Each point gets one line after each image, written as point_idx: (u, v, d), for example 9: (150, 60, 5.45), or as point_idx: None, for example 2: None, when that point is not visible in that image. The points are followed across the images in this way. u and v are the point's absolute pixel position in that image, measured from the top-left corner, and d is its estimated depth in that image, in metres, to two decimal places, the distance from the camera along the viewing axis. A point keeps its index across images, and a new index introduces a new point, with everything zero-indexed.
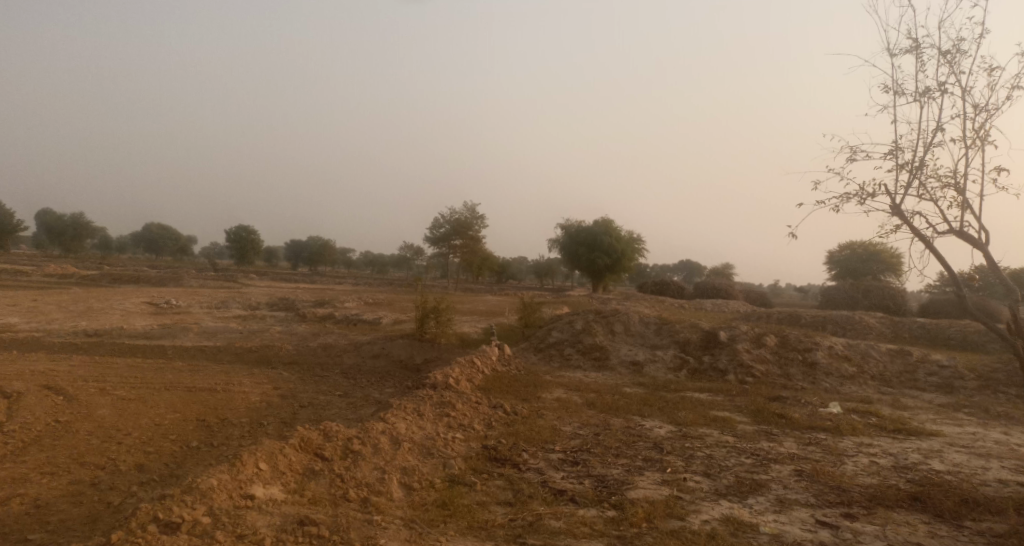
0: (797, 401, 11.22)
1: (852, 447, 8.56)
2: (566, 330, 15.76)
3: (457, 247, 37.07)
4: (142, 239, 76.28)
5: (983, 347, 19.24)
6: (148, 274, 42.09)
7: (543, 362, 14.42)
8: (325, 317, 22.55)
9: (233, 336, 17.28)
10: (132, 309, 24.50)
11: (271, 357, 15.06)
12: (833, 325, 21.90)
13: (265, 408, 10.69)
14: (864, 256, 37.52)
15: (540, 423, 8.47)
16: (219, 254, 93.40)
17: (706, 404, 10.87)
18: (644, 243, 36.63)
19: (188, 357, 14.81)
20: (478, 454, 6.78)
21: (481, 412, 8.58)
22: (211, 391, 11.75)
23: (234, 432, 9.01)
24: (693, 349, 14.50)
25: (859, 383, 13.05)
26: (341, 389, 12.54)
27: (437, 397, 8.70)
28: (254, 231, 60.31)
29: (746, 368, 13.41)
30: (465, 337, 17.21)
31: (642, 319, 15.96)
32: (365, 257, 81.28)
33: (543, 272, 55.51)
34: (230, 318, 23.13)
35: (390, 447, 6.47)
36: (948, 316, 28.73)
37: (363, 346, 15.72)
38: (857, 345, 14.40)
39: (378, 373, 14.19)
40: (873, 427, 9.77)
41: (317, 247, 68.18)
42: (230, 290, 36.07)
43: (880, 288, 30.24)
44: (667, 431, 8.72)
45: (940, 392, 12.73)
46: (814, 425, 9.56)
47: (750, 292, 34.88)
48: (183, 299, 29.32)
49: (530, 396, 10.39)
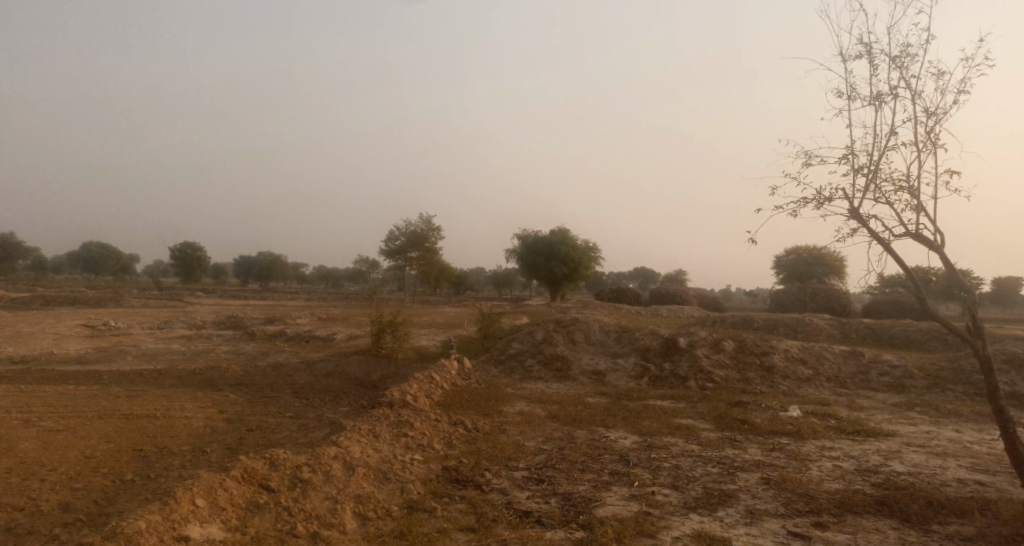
0: (757, 405, 11.16)
1: (816, 451, 8.47)
2: (526, 341, 15.50)
3: (412, 259, 36.56)
4: (82, 259, 73.50)
5: (928, 345, 19.69)
6: (87, 295, 40.41)
7: (503, 374, 14.12)
8: (276, 334, 21.84)
9: (176, 357, 16.51)
10: (68, 333, 23.33)
11: (217, 379, 14.40)
12: (785, 327, 22.18)
13: (209, 435, 10.13)
14: (809, 259, 38.34)
15: (503, 439, 8.16)
16: (164, 273, 90.54)
17: (668, 411, 10.72)
18: (599, 252, 36.74)
19: (127, 382, 14.05)
20: (438, 476, 6.42)
21: (441, 430, 8.23)
22: (151, 418, 11.10)
23: (173, 463, 8.49)
24: (653, 356, 14.39)
25: (816, 386, 13.11)
26: (293, 411, 12.01)
27: (395, 415, 8.32)
28: (201, 247, 58.65)
29: (706, 373, 13.35)
30: (422, 351, 16.79)
31: (601, 327, 15.81)
32: (318, 272, 79.80)
33: (499, 282, 55.30)
34: (175, 338, 22.22)
35: (343, 473, 6.08)
36: (891, 316, 29.50)
37: (316, 363, 15.17)
38: (812, 347, 14.49)
39: (332, 392, 13.67)
40: (834, 430, 9.74)
41: (267, 263, 66.65)
42: (175, 309, 34.82)
43: (825, 290, 30.86)
44: (632, 442, 8.50)
45: (893, 392, 12.88)
46: (776, 429, 9.47)
47: (703, 297, 35.25)
48: (125, 320, 28.10)
49: (491, 411, 10.07)
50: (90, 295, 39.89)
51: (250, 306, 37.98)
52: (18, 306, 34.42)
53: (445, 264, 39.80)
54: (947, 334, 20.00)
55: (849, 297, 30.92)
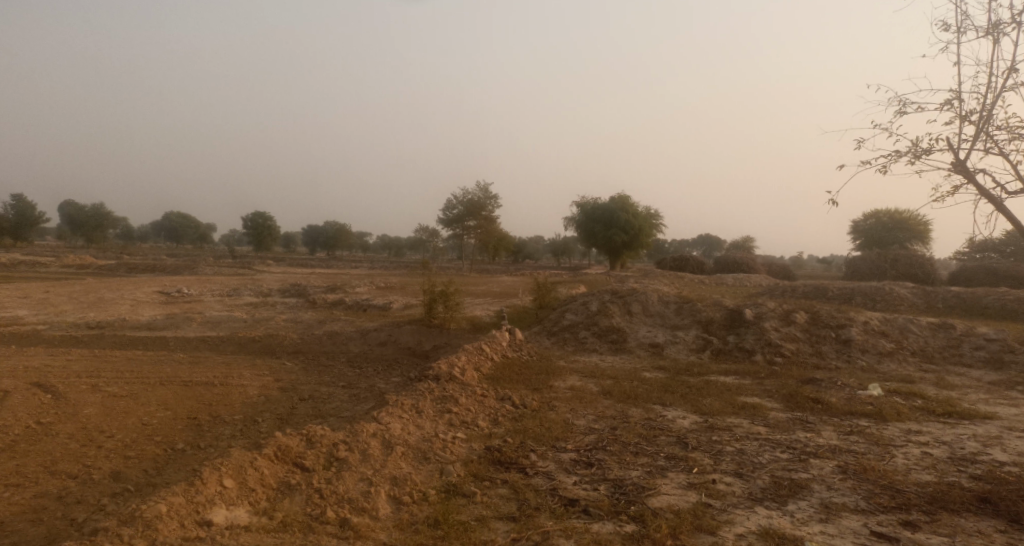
0: (832, 382, 10.37)
1: (900, 435, 7.73)
2: (581, 312, 14.99)
3: (471, 228, 36.34)
4: (161, 228, 76.67)
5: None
6: (165, 263, 41.84)
7: (557, 346, 13.70)
8: (336, 303, 21.96)
9: (236, 324, 16.70)
10: (142, 299, 24.09)
11: (275, 346, 14.46)
12: (861, 297, 20.93)
13: (263, 403, 9.91)
14: (890, 225, 36.21)
15: (552, 417, 7.75)
16: (237, 242, 93.43)
17: (733, 388, 10.08)
18: (661, 219, 35.66)
19: (189, 348, 14.24)
20: (480, 457, 6.07)
21: (487, 406, 7.87)
22: (209, 385, 11.00)
23: (224, 431, 8.16)
24: (717, 329, 13.65)
25: (899, 361, 12.18)
26: (346, 380, 11.88)
27: (439, 390, 8.00)
28: (270, 217, 60.10)
29: (775, 346, 12.58)
30: (476, 321, 16.50)
31: (661, 298, 15.13)
32: (383, 241, 80.79)
33: (561, 250, 54.66)
34: (240, 306, 22.62)
35: (381, 452, 5.78)
36: (981, 284, 27.58)
37: (369, 332, 15.08)
38: (894, 319, 13.47)
39: (384, 362, 13.55)
40: (920, 411, 8.93)
41: (333, 231, 67.79)
42: (244, 277, 35.68)
43: (907, 257, 29.06)
44: (692, 423, 7.95)
45: (989, 369, 11.83)
46: (854, 410, 8.74)
47: (772, 265, 33.80)
48: (195, 287, 28.88)
49: (541, 385, 9.67)
50: (167, 263, 41.33)
51: (315, 275, 38.52)
52: (102, 274, 35.91)
53: (504, 234, 39.41)
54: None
55: (934, 264, 29.05)
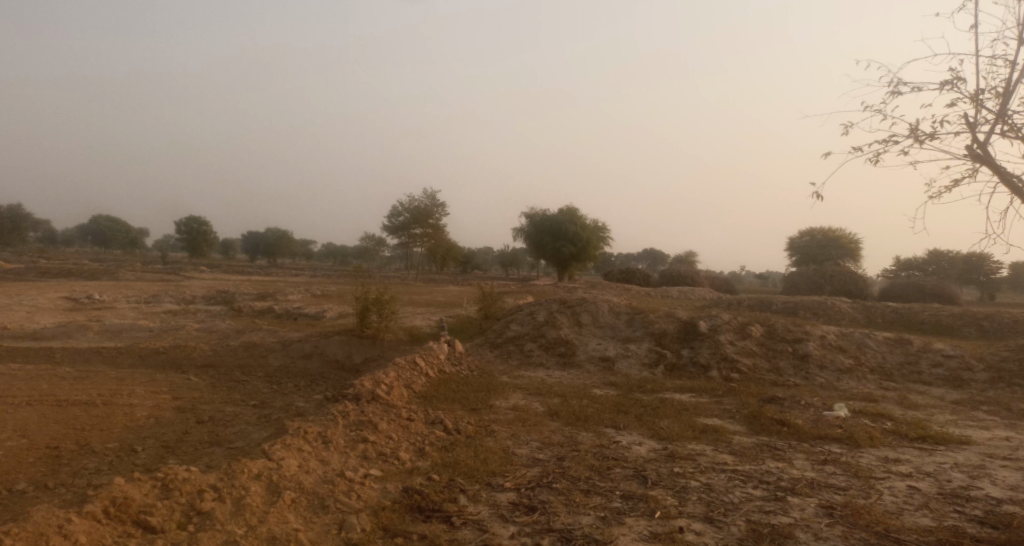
0: (795, 401, 9.50)
1: (878, 465, 6.87)
2: (526, 322, 13.90)
3: (416, 236, 34.93)
4: (90, 231, 72.69)
5: (962, 331, 18.02)
6: (84, 266, 38.95)
7: (498, 360, 12.56)
8: (264, 311, 20.30)
9: (142, 335, 14.93)
10: (46, 305, 21.86)
11: (182, 360, 12.86)
12: (806, 310, 20.52)
13: (150, 429, 8.41)
14: (824, 242, 36.43)
15: (489, 444, 6.60)
16: (172, 248, 89.27)
17: (690, 408, 9.10)
18: (608, 231, 34.98)
19: (80, 362, 12.49)
20: (396, 502, 4.87)
21: (413, 433, 6.66)
22: (89, 405, 9.38)
23: (89, 466, 6.66)
24: (670, 342, 12.72)
25: (859, 378, 11.45)
26: (258, 399, 10.43)
27: (356, 413, 6.75)
28: (206, 222, 57.20)
29: (730, 362, 11.71)
30: (413, 332, 15.22)
31: (612, 308, 14.18)
32: (324, 249, 78.21)
33: (507, 261, 53.71)
34: (156, 313, 20.69)
35: (263, 502, 4.51)
36: (910, 300, 27.73)
37: (292, 344, 13.62)
38: (851, 333, 12.84)
39: (307, 377, 12.16)
40: (892, 434, 8.12)
41: (273, 238, 65.16)
42: (169, 283, 33.33)
43: (843, 274, 29.05)
44: (649, 450, 6.91)
45: (950, 386, 11.20)
46: (823, 433, 7.88)
47: (716, 278, 33.46)
48: (111, 293, 26.56)
49: (479, 405, 8.52)
50: (87, 268, 38.49)
51: (249, 282, 36.24)
52: (10, 278, 32.97)
53: (451, 244, 38.06)
54: (983, 320, 18.30)
55: (867, 280, 29.15)
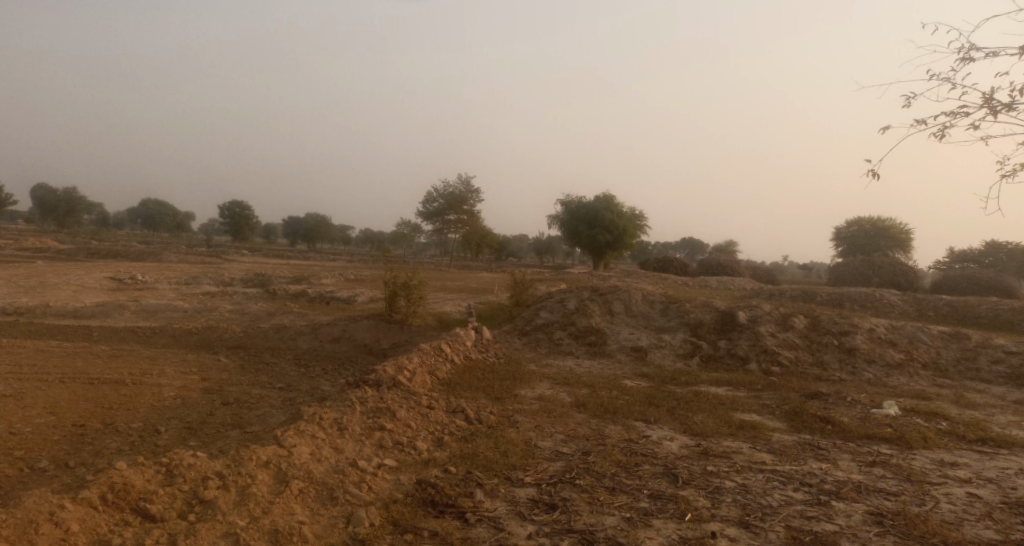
0: (840, 397, 9.00)
1: (933, 469, 6.39)
2: (557, 310, 13.57)
3: (451, 222, 34.76)
4: (138, 214, 74.54)
5: (1020, 327, 17.11)
6: (130, 248, 39.74)
7: (528, 348, 12.27)
8: (297, 295, 20.35)
9: (175, 315, 15.01)
10: (90, 284, 22.29)
11: (212, 340, 12.86)
12: (851, 302, 19.76)
13: (174, 409, 8.31)
14: (872, 232, 35.15)
15: (510, 436, 6.31)
16: (216, 232, 91.07)
17: (727, 402, 8.67)
18: (646, 219, 34.31)
19: (113, 341, 12.57)
20: (408, 496, 4.61)
21: (433, 422, 6.41)
22: (117, 383, 9.36)
23: (109, 445, 6.57)
24: (707, 332, 12.25)
25: (910, 374, 10.86)
26: (284, 382, 10.31)
27: (374, 400, 6.52)
28: (248, 206, 58.01)
29: (771, 354, 11.21)
30: (443, 317, 15.01)
31: (646, 297, 13.75)
32: (362, 234, 78.73)
33: (544, 248, 53.33)
34: (193, 294, 20.91)
35: (269, 491, 4.28)
36: (962, 293, 26.57)
37: (321, 327, 13.53)
38: (902, 326, 12.20)
39: (335, 361, 12.04)
40: (946, 436, 7.60)
41: (313, 223, 65.86)
42: (210, 265, 33.81)
43: (891, 265, 27.98)
44: (681, 446, 6.54)
45: (1009, 385, 10.54)
46: (871, 433, 7.40)
47: (756, 268, 32.59)
48: (153, 274, 26.99)
49: (504, 395, 8.24)
50: (133, 249, 39.26)
51: (288, 266, 36.55)
52: (60, 258, 33.83)
53: (486, 230, 37.78)
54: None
55: (917, 272, 28.03)
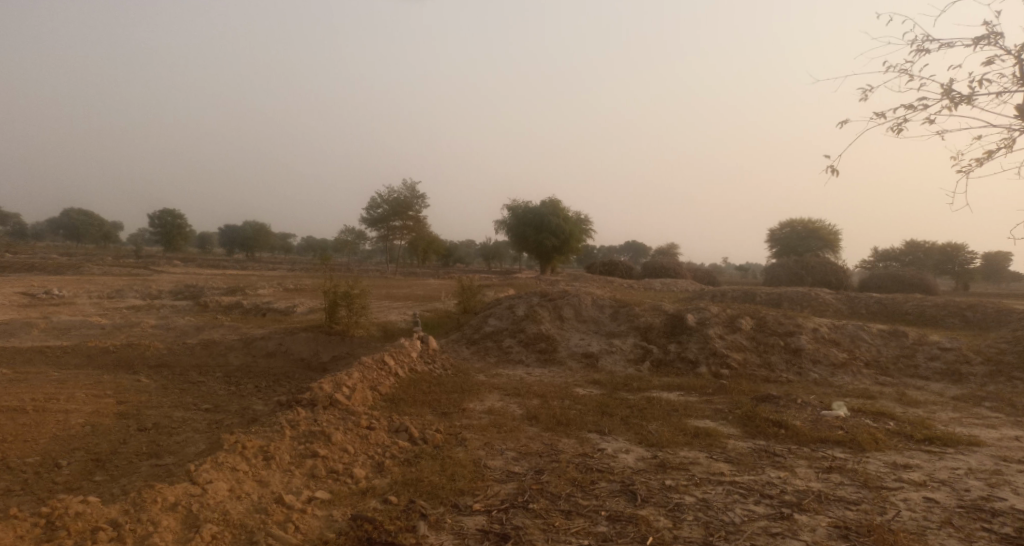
0: (790, 399, 8.85)
1: (888, 472, 6.24)
2: (504, 317, 13.18)
3: (395, 229, 34.00)
4: (62, 225, 70.88)
5: (946, 322, 17.58)
6: (50, 261, 37.50)
7: (475, 357, 11.84)
8: (232, 307, 19.39)
9: (94, 333, 13.98)
10: (4, 300, 20.80)
11: (135, 359, 11.98)
12: (790, 302, 20.02)
13: (83, 438, 7.53)
14: (804, 233, 36.02)
15: (458, 456, 5.87)
16: (146, 242, 87.41)
17: (679, 408, 8.43)
18: (591, 224, 34.29)
19: (22, 362, 11.57)
20: (341, 536, 4.20)
21: (373, 444, 5.92)
22: (19, 411, 8.48)
23: (1, 486, 5.84)
24: (656, 336, 12.06)
25: (854, 373, 10.87)
26: (212, 402, 9.59)
27: (308, 422, 5.99)
28: (181, 214, 55.76)
29: (720, 357, 11.08)
30: (387, 327, 14.44)
31: (594, 301, 13.49)
32: (302, 242, 76.78)
33: (490, 254, 52.96)
34: (118, 309, 19.67)
35: (175, 540, 3.88)
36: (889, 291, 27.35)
37: (255, 341, 12.78)
38: (845, 326, 12.27)
39: (270, 377, 11.36)
40: (897, 436, 7.51)
41: (251, 231, 63.79)
42: (137, 277, 32.14)
43: (823, 264, 28.65)
44: (637, 460, 6.22)
45: (948, 381, 10.66)
46: (825, 436, 7.24)
47: (697, 270, 32.96)
48: (74, 288, 25.44)
49: (451, 409, 7.79)
50: (53, 261, 37.03)
51: (222, 276, 35.08)
52: None
53: (432, 236, 37.18)
54: (967, 311, 17.82)
55: (847, 271, 28.74)
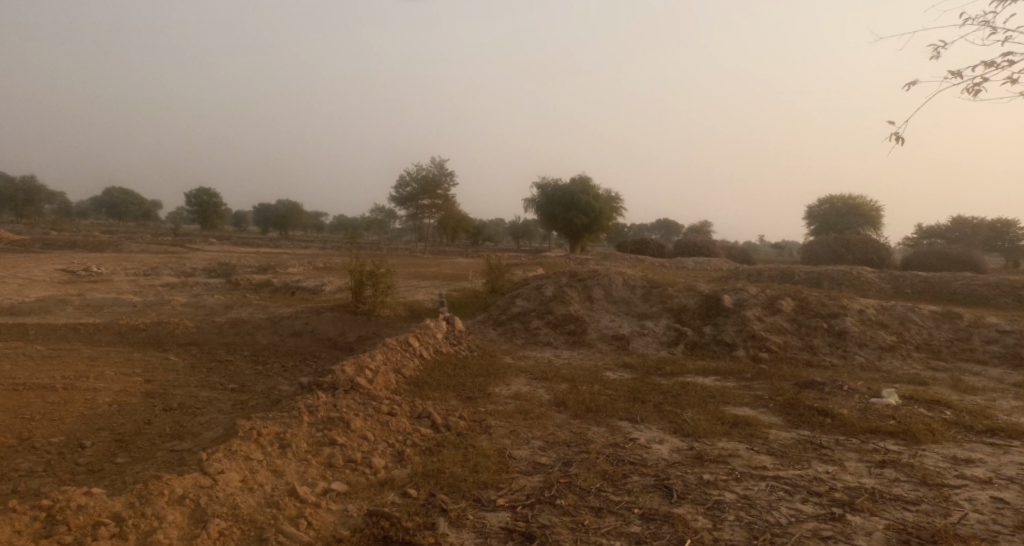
0: (836, 385, 8.36)
1: (948, 468, 5.78)
2: (532, 298, 12.84)
3: (424, 207, 33.78)
4: (103, 204, 72.26)
5: (996, 301, 16.77)
6: (90, 239, 38.07)
7: (503, 338, 11.54)
8: (262, 285, 19.35)
9: (124, 311, 14.00)
10: (42, 278, 21.08)
11: (163, 337, 11.92)
12: (829, 281, 19.33)
13: (107, 418, 7.36)
14: (844, 210, 34.88)
15: (482, 446, 5.57)
16: (184, 220, 88.80)
17: (716, 394, 8.02)
18: (622, 202, 33.66)
19: (53, 341, 11.58)
20: (355, 534, 3.94)
21: (393, 431, 5.64)
22: (46, 390, 8.40)
23: (20, 468, 5.69)
24: (690, 318, 11.61)
25: (903, 357, 10.31)
26: (237, 381, 9.43)
27: (327, 408, 5.72)
28: (217, 193, 56.29)
29: (759, 340, 10.60)
30: (414, 307, 14.21)
31: (626, 281, 13.06)
32: (334, 220, 77.32)
33: (521, 232, 52.57)
34: (151, 287, 19.79)
35: (181, 538, 3.62)
36: (932, 269, 26.34)
37: (282, 320, 12.65)
38: (892, 307, 11.67)
39: (296, 356, 11.22)
40: (954, 427, 7.02)
41: (284, 210, 64.27)
42: (172, 255, 32.46)
43: (864, 242, 27.69)
44: (673, 451, 5.85)
45: (1005, 366, 10.05)
46: (875, 427, 6.78)
47: (732, 249, 32.16)
48: (111, 266, 25.72)
49: (476, 394, 7.50)
50: (93, 239, 37.62)
51: (254, 255, 35.25)
52: (16, 250, 32.25)
53: (462, 214, 36.90)
54: (1020, 290, 16.94)
55: (889, 249, 27.75)
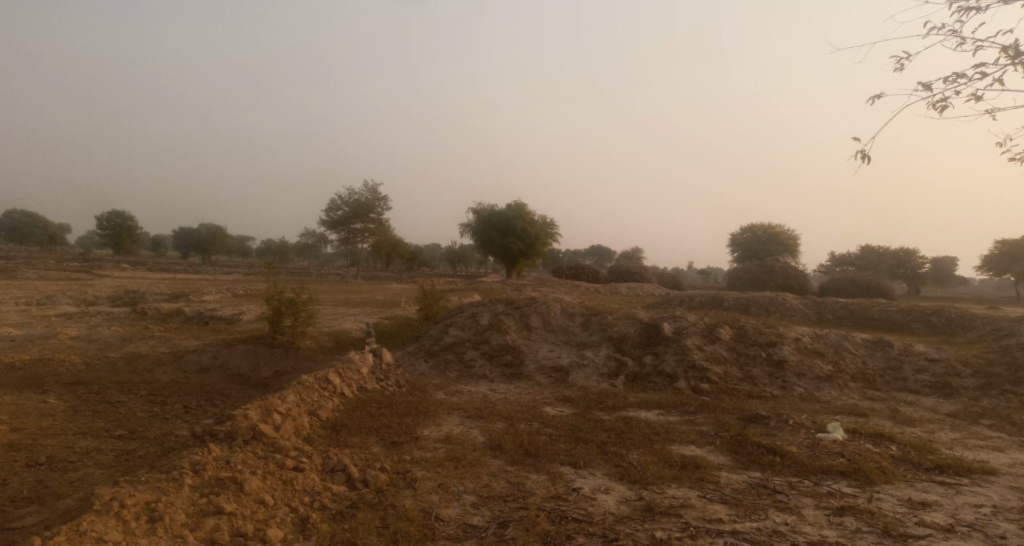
0: (781, 419, 7.94)
1: (907, 513, 5.37)
2: (467, 327, 12.12)
3: (356, 231, 32.63)
4: (5, 227, 67.38)
5: (912, 327, 17.09)
6: None
7: (434, 372, 10.76)
8: (173, 314, 17.88)
9: (4, 346, 12.45)
10: None
11: (45, 377, 10.55)
12: (758, 307, 19.35)
13: None
14: (764, 238, 35.72)
15: (404, 506, 4.80)
16: (95, 244, 83.87)
17: (661, 430, 7.47)
18: (557, 228, 33.45)
19: None
20: None
21: (299, 492, 4.80)
22: None
23: None
24: (630, 347, 11.13)
25: (841, 387, 10.08)
26: (126, 427, 8.28)
27: (218, 466, 4.84)
28: (130, 216, 53.34)
29: (699, 370, 10.19)
30: (338, 337, 13.22)
31: (565, 309, 12.51)
32: (259, 244, 74.42)
33: (456, 257, 51.85)
34: (45, 317, 17.99)
35: None
36: (848, 295, 26.99)
37: (187, 355, 11.46)
38: (826, 335, 11.51)
39: (201, 396, 10.10)
40: (903, 464, 6.68)
41: (206, 234, 61.46)
42: (76, 283, 30.04)
43: (784, 268, 28.21)
44: (619, 503, 5.23)
45: (937, 395, 9.94)
46: (826, 466, 6.35)
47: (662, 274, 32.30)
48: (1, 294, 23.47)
49: (402, 438, 6.70)
50: None
51: (170, 281, 33.13)
52: None
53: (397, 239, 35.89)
54: (934, 315, 17.31)
55: (808, 276, 28.38)
